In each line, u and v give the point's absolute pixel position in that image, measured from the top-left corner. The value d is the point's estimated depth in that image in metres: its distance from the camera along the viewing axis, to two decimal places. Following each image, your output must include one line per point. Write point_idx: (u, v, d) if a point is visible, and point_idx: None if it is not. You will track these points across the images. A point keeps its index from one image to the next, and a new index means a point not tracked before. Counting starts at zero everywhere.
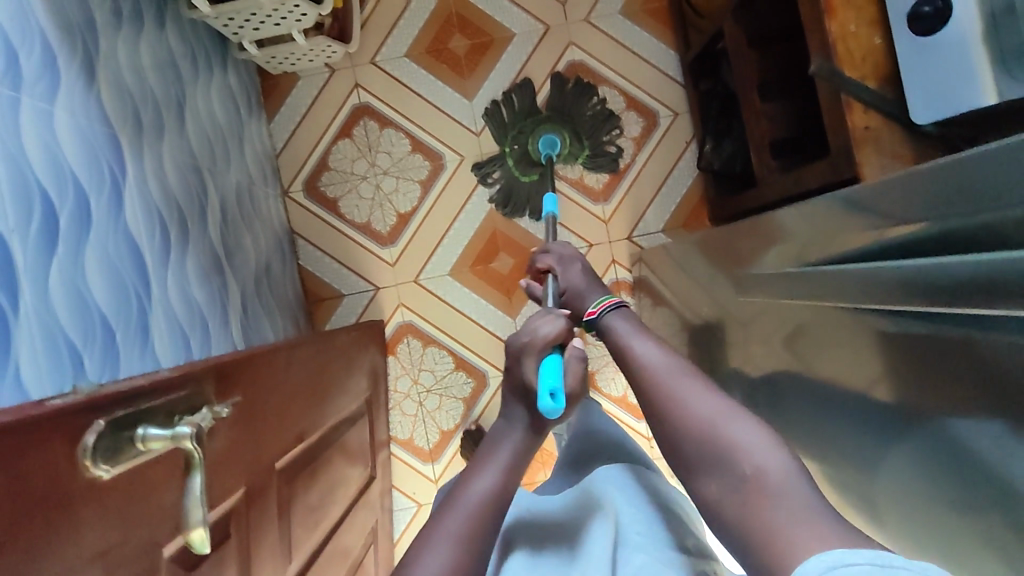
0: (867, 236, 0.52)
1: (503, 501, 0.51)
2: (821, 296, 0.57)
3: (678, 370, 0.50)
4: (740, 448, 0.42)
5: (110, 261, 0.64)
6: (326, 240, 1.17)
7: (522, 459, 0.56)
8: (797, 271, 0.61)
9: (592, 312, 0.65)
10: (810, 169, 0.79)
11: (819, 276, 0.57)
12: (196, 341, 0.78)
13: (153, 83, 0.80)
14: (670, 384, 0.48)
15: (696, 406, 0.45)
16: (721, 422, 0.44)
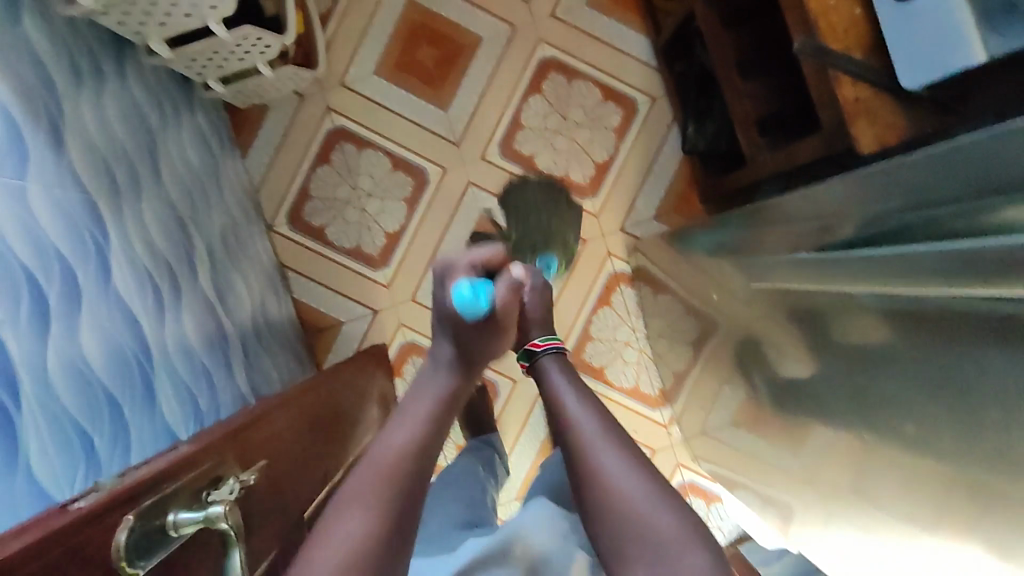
0: (896, 215, 0.51)
1: (419, 456, 0.50)
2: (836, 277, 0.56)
3: (602, 428, 0.52)
4: (646, 525, 0.46)
5: (106, 332, 0.61)
6: (317, 270, 1.15)
7: (443, 407, 0.54)
8: (817, 256, 0.60)
9: (537, 343, 0.62)
10: (801, 144, 0.78)
11: (840, 262, 0.56)
12: (204, 399, 0.76)
13: (122, 138, 0.77)
14: (596, 442, 0.50)
15: (613, 471, 0.49)
16: (641, 507, 0.47)
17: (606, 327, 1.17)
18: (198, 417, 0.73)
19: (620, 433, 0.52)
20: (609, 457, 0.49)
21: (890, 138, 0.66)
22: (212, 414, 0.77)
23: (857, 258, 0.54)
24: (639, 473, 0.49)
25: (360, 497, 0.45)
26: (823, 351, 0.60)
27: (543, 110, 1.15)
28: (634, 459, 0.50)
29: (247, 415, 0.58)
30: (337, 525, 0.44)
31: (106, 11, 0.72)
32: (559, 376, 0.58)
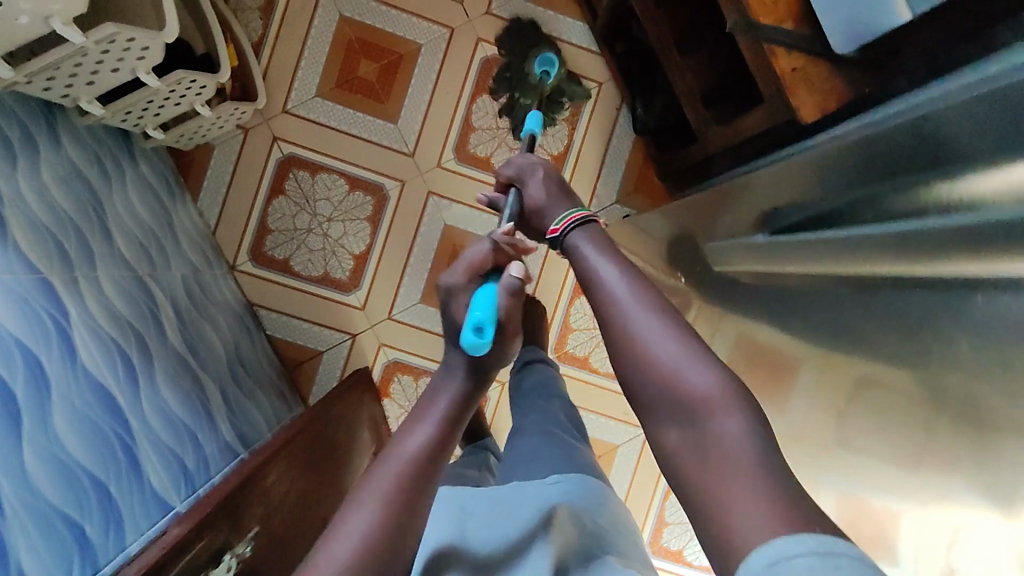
0: (857, 198, 0.54)
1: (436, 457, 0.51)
2: (796, 262, 0.58)
3: (628, 292, 0.50)
4: (669, 368, 0.44)
5: (80, 414, 0.60)
6: (288, 303, 1.13)
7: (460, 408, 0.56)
8: (781, 236, 0.61)
9: (557, 227, 0.65)
10: (746, 117, 0.79)
11: (799, 239, 0.58)
12: (192, 460, 0.75)
13: (66, 208, 0.75)
14: (626, 303, 0.49)
15: (643, 330, 0.47)
16: (680, 369, 0.43)
17: (584, 316, 1.18)
18: (190, 479, 0.73)
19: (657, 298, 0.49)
20: (643, 317, 0.47)
21: (831, 103, 0.67)
22: (203, 473, 0.76)
23: (812, 237, 0.56)
24: (670, 329, 0.46)
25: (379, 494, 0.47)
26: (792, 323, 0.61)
27: (491, 109, 1.15)
28: (670, 317, 0.47)
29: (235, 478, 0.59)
30: (351, 520, 0.45)
31: (28, 80, 0.69)
32: (587, 249, 0.59)
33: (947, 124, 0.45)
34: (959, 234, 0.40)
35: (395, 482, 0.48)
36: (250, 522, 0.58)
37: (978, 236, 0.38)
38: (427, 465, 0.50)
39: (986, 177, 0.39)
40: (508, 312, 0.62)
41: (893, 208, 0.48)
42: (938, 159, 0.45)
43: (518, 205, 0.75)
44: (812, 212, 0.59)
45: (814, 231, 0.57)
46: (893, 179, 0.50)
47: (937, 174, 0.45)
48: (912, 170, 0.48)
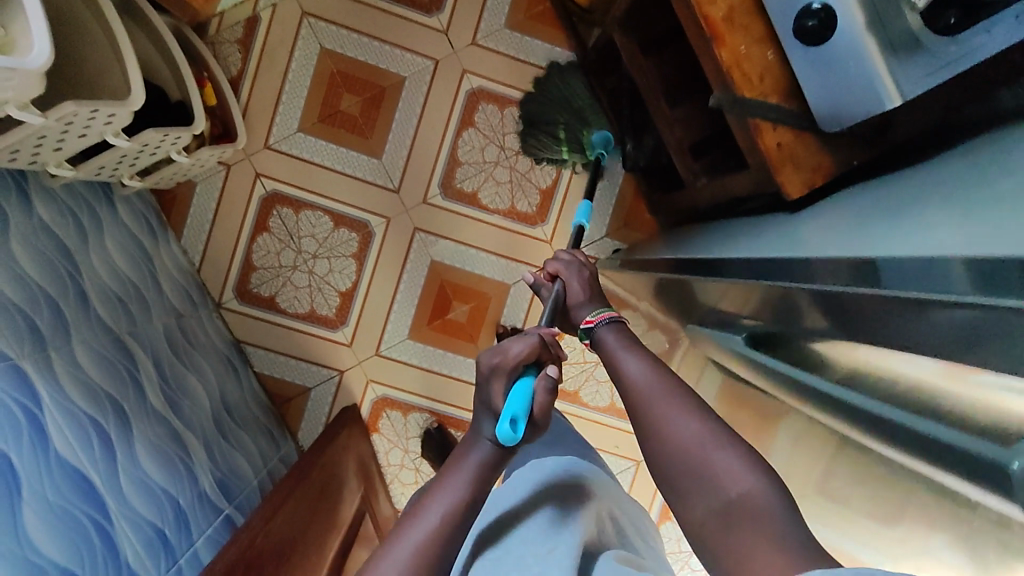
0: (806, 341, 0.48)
1: (455, 530, 0.50)
2: (761, 385, 0.53)
3: (665, 392, 0.51)
4: (710, 472, 0.44)
5: (53, 509, 0.60)
6: (275, 340, 1.13)
7: (483, 481, 0.54)
8: (743, 351, 0.56)
9: (591, 320, 0.68)
10: (733, 178, 0.76)
11: (763, 367, 0.52)
12: (174, 529, 0.75)
13: (37, 277, 0.74)
14: (664, 404, 0.50)
15: (682, 435, 0.47)
16: (701, 447, 0.46)
17: (574, 350, 1.18)
18: (172, 549, 0.73)
19: (682, 391, 0.51)
20: (683, 421, 0.48)
21: (819, 179, 0.64)
22: (186, 541, 0.76)
23: (775, 369, 0.51)
24: (707, 432, 0.46)
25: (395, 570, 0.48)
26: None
27: (478, 143, 1.12)
28: (712, 420, 0.48)
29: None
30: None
31: None
32: (618, 346, 0.61)
33: (867, 296, 0.40)
34: (930, 446, 0.34)
35: (410, 558, 0.48)
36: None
37: (949, 456, 0.33)
38: (446, 544, 0.50)
39: (952, 380, 0.34)
40: (544, 395, 0.57)
41: (842, 372, 0.43)
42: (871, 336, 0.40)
43: (562, 295, 0.76)
44: (769, 329, 0.54)
45: (774, 357, 0.52)
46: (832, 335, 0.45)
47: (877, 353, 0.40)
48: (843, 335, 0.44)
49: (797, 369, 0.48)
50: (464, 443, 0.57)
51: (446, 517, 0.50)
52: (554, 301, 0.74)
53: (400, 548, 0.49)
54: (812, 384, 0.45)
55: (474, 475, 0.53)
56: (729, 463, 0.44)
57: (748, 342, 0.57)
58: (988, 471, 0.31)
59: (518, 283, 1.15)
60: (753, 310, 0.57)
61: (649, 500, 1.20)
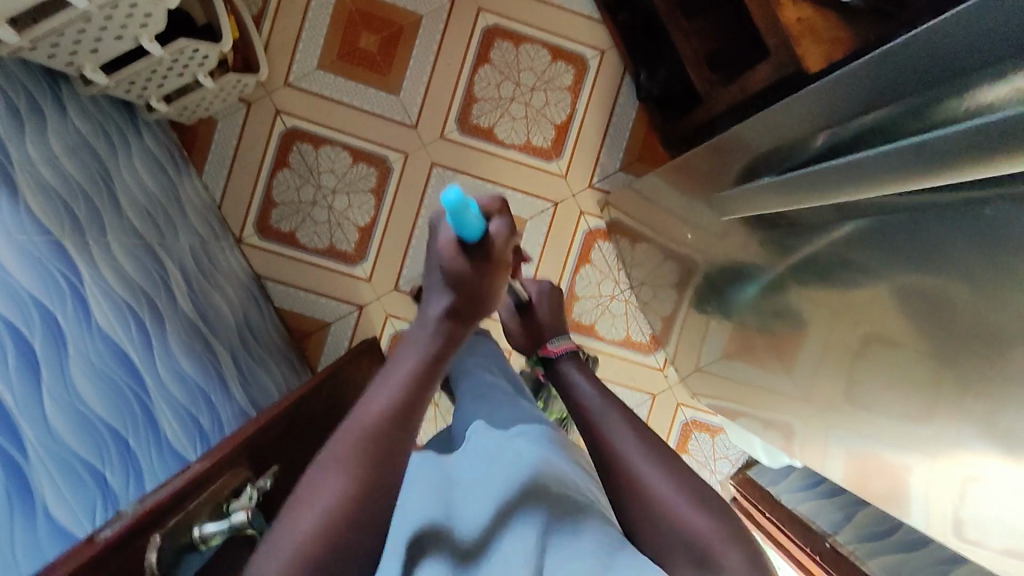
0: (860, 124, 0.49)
1: (410, 414, 0.45)
2: (799, 196, 0.55)
3: (637, 440, 0.51)
4: (689, 531, 0.45)
5: (96, 369, 0.61)
6: (295, 275, 1.14)
7: (445, 353, 0.49)
8: (785, 176, 0.58)
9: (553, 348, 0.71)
10: (752, 75, 0.78)
11: (806, 176, 0.54)
12: (207, 420, 0.76)
13: (73, 172, 0.75)
14: (633, 455, 0.50)
15: (662, 490, 0.47)
16: (670, 502, 0.46)
17: (590, 284, 1.18)
18: (206, 437, 0.74)
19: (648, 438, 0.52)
20: (642, 460, 0.49)
21: (838, 52, 0.66)
22: (217, 433, 0.77)
23: (822, 167, 0.52)
24: (685, 491, 0.47)
25: (343, 455, 0.42)
26: (794, 265, 0.62)
27: (494, 79, 1.14)
28: (686, 480, 0.48)
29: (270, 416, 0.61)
30: (323, 484, 0.41)
31: (33, 46, 0.70)
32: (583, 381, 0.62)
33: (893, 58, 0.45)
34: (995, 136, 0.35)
35: (360, 441, 0.43)
36: (269, 464, 0.57)
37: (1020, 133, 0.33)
38: (403, 425, 0.44)
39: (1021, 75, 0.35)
40: (498, 237, 0.51)
41: (896, 136, 0.45)
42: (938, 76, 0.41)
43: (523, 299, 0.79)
44: (817, 142, 0.54)
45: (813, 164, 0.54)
46: (896, 99, 0.45)
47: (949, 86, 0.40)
48: (909, 90, 0.44)
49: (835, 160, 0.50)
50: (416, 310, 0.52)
51: (404, 395, 0.45)
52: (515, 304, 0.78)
53: (357, 427, 0.43)
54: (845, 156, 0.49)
55: (430, 347, 0.48)
56: (705, 523, 0.45)
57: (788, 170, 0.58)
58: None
59: (534, 217, 1.16)
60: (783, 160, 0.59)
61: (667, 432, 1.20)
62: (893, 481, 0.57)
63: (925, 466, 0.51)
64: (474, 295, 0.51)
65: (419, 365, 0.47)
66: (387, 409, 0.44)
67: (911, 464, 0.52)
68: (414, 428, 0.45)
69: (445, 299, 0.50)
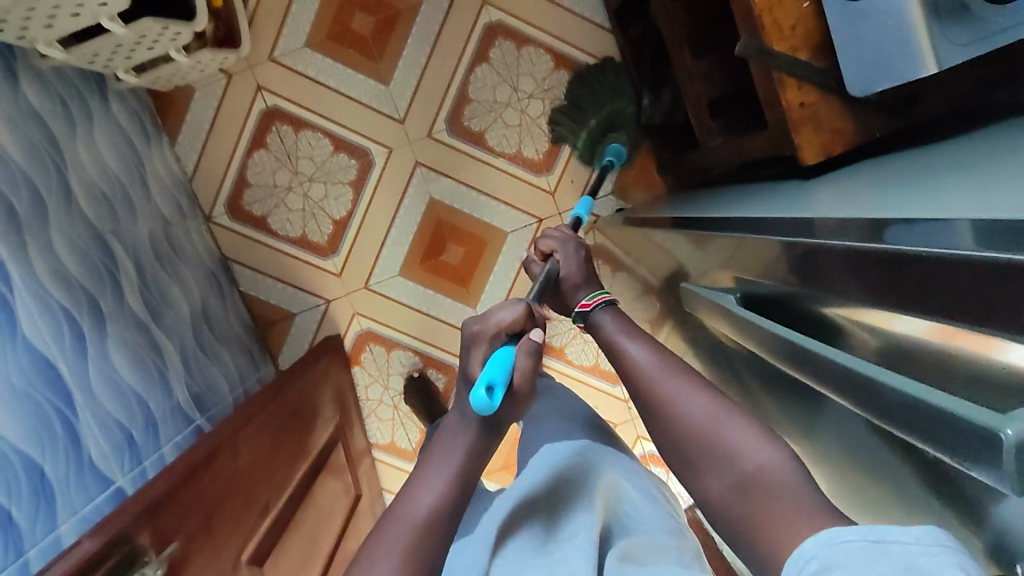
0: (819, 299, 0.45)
1: (453, 510, 0.45)
2: (744, 337, 0.52)
3: (675, 372, 0.49)
4: (729, 452, 0.42)
5: (16, 390, 0.59)
6: (264, 261, 1.10)
7: (474, 465, 0.47)
8: (732, 310, 0.54)
9: (585, 303, 0.61)
10: (750, 140, 0.73)
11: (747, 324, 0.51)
12: (139, 431, 0.74)
13: (17, 157, 0.70)
14: (675, 385, 0.48)
15: (696, 413, 0.45)
16: (717, 424, 0.44)
17: None
18: (135, 450, 0.72)
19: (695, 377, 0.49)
20: (693, 397, 0.46)
21: (838, 145, 0.62)
22: (150, 443, 0.76)
23: (761, 327, 0.48)
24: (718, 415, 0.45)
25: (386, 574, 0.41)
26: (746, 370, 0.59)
27: (491, 80, 1.08)
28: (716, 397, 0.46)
29: (187, 461, 0.58)
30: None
31: None
32: (614, 328, 0.57)
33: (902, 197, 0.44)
34: (908, 415, 0.32)
35: (410, 549, 0.42)
36: (174, 534, 0.52)
37: (931, 427, 0.31)
38: (444, 530, 0.44)
39: (994, 339, 0.32)
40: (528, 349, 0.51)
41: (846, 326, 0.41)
42: (898, 292, 0.38)
43: (555, 273, 0.67)
44: (777, 287, 0.50)
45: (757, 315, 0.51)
46: (852, 290, 0.41)
47: (909, 313, 0.37)
48: (870, 292, 0.40)
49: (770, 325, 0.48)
50: (452, 412, 0.50)
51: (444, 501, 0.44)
52: (546, 278, 0.66)
53: (397, 526, 0.43)
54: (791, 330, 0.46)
55: (468, 451, 0.47)
56: (744, 436, 0.43)
57: (742, 302, 0.54)
58: (971, 434, 0.28)
59: (516, 231, 1.12)
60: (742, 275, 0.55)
61: None
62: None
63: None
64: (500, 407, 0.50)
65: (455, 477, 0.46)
66: (432, 508, 0.44)
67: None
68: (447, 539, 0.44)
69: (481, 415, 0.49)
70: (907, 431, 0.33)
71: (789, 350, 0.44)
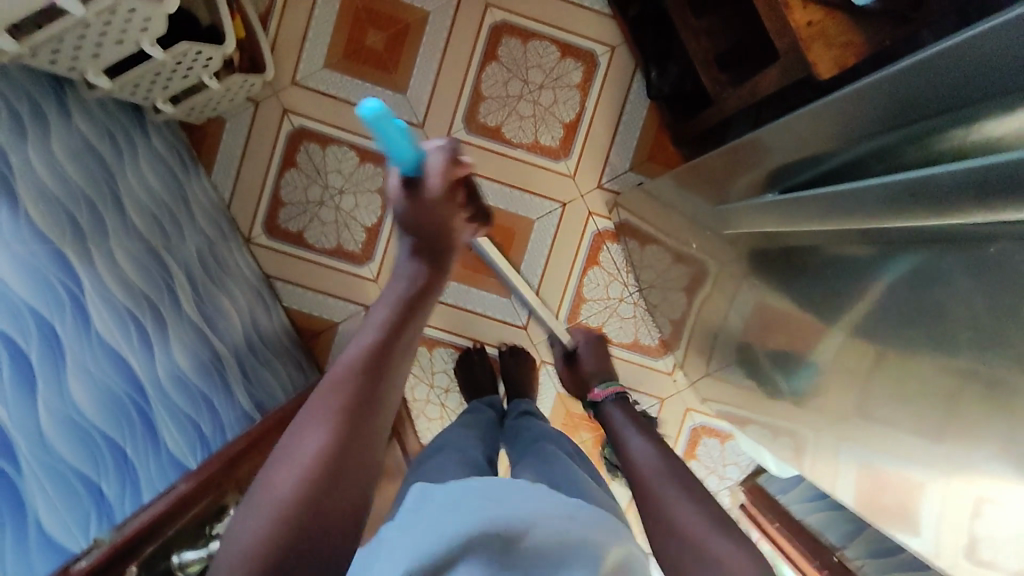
0: (869, 152, 0.46)
1: (379, 360, 0.47)
2: (799, 217, 0.54)
3: (670, 473, 0.55)
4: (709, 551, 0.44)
5: (95, 379, 0.61)
6: (303, 275, 1.14)
7: (406, 311, 0.50)
8: (786, 198, 0.56)
9: (598, 394, 0.80)
10: (762, 78, 0.76)
11: (803, 201, 0.53)
12: (207, 424, 0.77)
13: (75, 176, 0.75)
14: (670, 486, 0.53)
15: (687, 518, 0.48)
16: (703, 526, 0.47)
17: (597, 286, 1.17)
18: (205, 442, 0.75)
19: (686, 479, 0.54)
20: (681, 501, 0.51)
21: (850, 57, 0.63)
22: (217, 437, 0.78)
23: (818, 196, 0.50)
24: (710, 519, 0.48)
25: (321, 411, 0.44)
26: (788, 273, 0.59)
27: (502, 77, 1.13)
28: (710, 509, 0.49)
29: None
30: (308, 429, 0.43)
31: (35, 52, 0.70)
32: (622, 429, 0.68)
33: None
34: (972, 187, 0.34)
35: (342, 399, 0.45)
36: None
37: (997, 187, 0.33)
38: (369, 379, 0.46)
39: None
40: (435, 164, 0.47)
41: (887, 165, 0.43)
42: (946, 106, 0.38)
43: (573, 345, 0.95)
44: (829, 160, 0.51)
45: (807, 190, 0.54)
46: (904, 125, 0.42)
47: (959, 120, 0.37)
48: (920, 116, 0.41)
49: (823, 189, 0.50)
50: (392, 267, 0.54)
51: (378, 343, 0.48)
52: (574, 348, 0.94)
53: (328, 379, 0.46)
54: (837, 185, 0.49)
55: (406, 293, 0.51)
56: (731, 541, 0.45)
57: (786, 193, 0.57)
58: None
59: (541, 218, 1.15)
60: (797, 166, 0.57)
61: (675, 434, 1.19)
62: (907, 498, 0.48)
63: (941, 444, 0.41)
64: (439, 233, 0.51)
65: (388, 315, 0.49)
66: (360, 357, 0.47)
67: (924, 480, 0.45)
68: (383, 381, 0.47)
69: (408, 236, 0.52)
70: (969, 205, 0.35)
71: (843, 199, 0.47)
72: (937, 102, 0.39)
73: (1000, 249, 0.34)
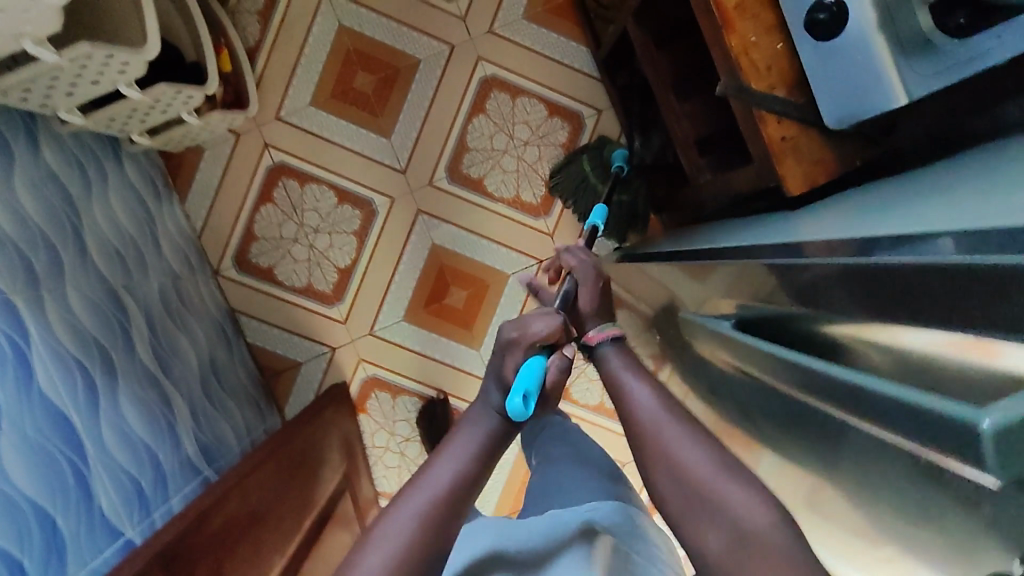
0: (795, 318, 0.44)
1: (467, 497, 0.44)
2: (739, 361, 0.50)
3: (687, 430, 0.44)
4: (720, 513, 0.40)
5: (30, 444, 0.59)
6: (270, 313, 1.13)
7: (493, 449, 0.47)
8: (730, 332, 0.52)
9: (592, 336, 0.55)
10: (738, 173, 0.75)
11: (741, 345, 0.49)
12: (149, 481, 0.75)
13: (35, 217, 0.73)
14: (678, 437, 0.44)
15: (694, 464, 0.42)
16: (713, 484, 0.41)
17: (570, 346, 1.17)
18: (144, 501, 0.73)
19: (703, 434, 0.45)
20: (701, 457, 0.42)
21: (818, 176, 0.64)
22: (159, 497, 0.76)
23: (758, 345, 0.46)
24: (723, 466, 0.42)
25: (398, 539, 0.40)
26: None
27: (487, 130, 1.12)
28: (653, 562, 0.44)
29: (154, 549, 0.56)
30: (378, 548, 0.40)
31: (4, 91, 0.68)
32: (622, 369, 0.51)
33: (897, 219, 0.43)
34: (900, 415, 0.29)
35: (424, 523, 0.41)
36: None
37: (917, 424, 0.28)
38: (455, 512, 0.43)
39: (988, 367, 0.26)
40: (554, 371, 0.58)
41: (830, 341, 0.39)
42: (898, 308, 0.34)
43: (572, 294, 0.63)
44: (765, 309, 0.49)
45: (750, 333, 0.49)
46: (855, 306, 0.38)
47: (878, 321, 0.36)
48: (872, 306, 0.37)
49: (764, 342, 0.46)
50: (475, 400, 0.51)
51: (466, 475, 0.44)
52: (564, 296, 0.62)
53: (413, 499, 0.42)
54: (777, 345, 0.44)
55: (490, 437, 0.47)
56: (747, 500, 0.39)
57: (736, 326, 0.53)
58: (956, 435, 0.25)
59: (517, 273, 1.14)
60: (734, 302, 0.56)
61: None
62: None
63: None
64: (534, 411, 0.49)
65: (476, 444, 0.46)
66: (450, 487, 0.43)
67: None
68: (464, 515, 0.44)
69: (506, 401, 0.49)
70: (890, 433, 0.30)
71: (777, 365, 0.43)
72: (887, 299, 0.35)
73: (898, 473, 0.32)
